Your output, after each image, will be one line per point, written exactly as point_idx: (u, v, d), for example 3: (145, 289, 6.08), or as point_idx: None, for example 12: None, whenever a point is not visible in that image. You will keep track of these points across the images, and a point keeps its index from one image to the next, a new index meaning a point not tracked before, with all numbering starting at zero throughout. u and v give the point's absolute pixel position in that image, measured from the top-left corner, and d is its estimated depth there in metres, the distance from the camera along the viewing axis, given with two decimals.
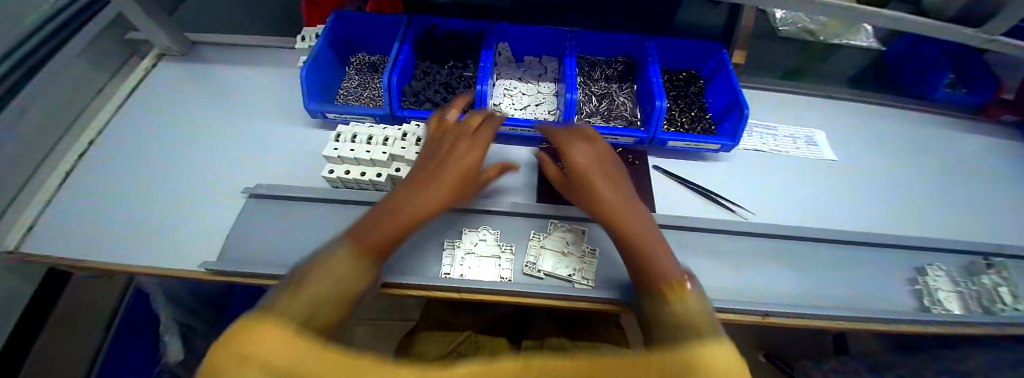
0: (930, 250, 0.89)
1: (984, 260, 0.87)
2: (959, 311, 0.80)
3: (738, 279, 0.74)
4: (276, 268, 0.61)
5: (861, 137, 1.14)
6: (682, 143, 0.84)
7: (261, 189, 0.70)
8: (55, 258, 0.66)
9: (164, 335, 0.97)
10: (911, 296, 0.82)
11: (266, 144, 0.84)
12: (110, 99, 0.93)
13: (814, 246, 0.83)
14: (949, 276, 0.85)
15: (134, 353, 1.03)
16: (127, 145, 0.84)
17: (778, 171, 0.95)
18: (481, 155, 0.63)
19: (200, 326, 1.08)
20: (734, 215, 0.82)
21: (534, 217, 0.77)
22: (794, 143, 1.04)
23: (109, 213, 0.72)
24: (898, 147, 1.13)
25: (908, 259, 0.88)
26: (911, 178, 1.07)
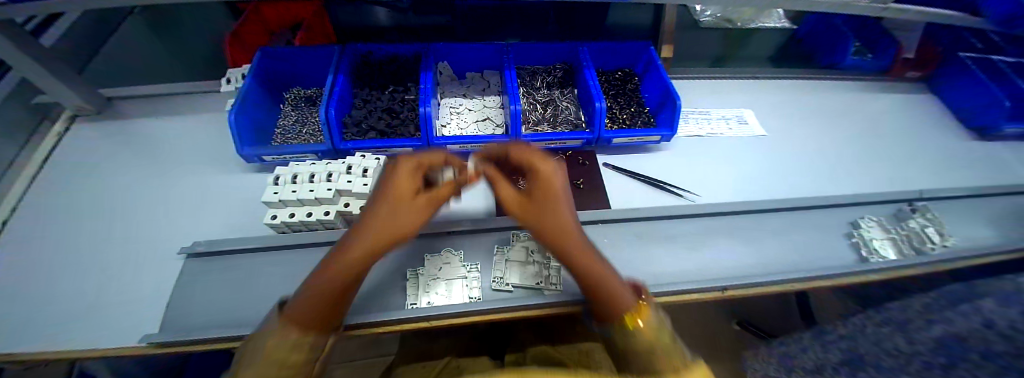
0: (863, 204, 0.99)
1: (908, 206, 0.98)
2: (894, 256, 0.89)
3: (696, 259, 0.78)
4: (231, 329, 0.57)
5: (789, 110, 1.25)
6: (626, 138, 0.87)
7: (201, 247, 0.66)
8: None
9: None
10: (851, 250, 0.91)
11: (198, 199, 0.78)
12: (18, 172, 0.82)
13: (757, 216, 0.89)
14: (881, 225, 0.94)
15: None
16: (42, 223, 0.74)
17: (720, 152, 1.02)
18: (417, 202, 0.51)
19: None
20: (682, 199, 0.86)
21: (496, 231, 0.78)
22: (727, 124, 1.12)
23: (3, 305, 0.61)
24: (818, 116, 1.26)
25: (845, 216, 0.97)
26: (839, 141, 1.18)
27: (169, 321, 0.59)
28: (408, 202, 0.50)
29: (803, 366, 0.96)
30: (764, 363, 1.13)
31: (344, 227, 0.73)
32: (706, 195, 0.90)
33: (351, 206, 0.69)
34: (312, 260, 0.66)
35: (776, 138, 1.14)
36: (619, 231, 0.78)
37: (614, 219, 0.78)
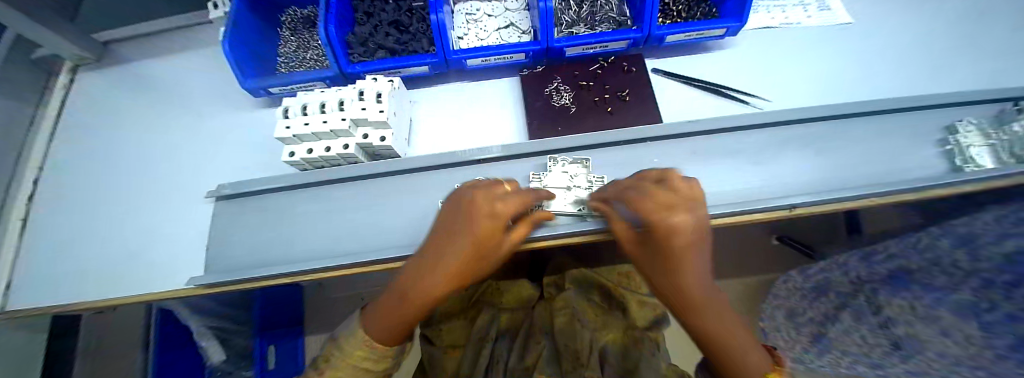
0: (1003, 100, 0.75)
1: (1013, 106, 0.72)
2: (991, 165, 0.67)
3: (760, 175, 0.68)
4: (276, 268, 0.58)
5: None
6: (683, 35, 0.71)
7: (227, 189, 0.63)
8: (58, 303, 0.63)
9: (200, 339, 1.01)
10: (939, 158, 0.72)
11: (213, 143, 0.74)
12: (41, 128, 0.81)
13: (841, 121, 0.74)
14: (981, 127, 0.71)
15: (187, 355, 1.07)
16: (78, 177, 0.75)
17: (795, 46, 0.84)
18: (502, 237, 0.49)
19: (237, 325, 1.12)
20: (748, 106, 0.72)
21: (529, 155, 0.65)
22: (806, 11, 0.91)
23: (80, 258, 0.67)
24: None
25: (982, 113, 0.74)
26: (969, 19, 0.89)
27: (215, 262, 0.61)
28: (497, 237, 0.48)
29: (834, 287, 0.94)
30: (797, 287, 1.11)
31: (367, 160, 0.68)
32: (775, 100, 0.76)
33: (370, 137, 0.62)
34: (341, 196, 0.63)
35: (868, 25, 0.90)
36: (674, 148, 0.67)
37: (668, 135, 0.67)
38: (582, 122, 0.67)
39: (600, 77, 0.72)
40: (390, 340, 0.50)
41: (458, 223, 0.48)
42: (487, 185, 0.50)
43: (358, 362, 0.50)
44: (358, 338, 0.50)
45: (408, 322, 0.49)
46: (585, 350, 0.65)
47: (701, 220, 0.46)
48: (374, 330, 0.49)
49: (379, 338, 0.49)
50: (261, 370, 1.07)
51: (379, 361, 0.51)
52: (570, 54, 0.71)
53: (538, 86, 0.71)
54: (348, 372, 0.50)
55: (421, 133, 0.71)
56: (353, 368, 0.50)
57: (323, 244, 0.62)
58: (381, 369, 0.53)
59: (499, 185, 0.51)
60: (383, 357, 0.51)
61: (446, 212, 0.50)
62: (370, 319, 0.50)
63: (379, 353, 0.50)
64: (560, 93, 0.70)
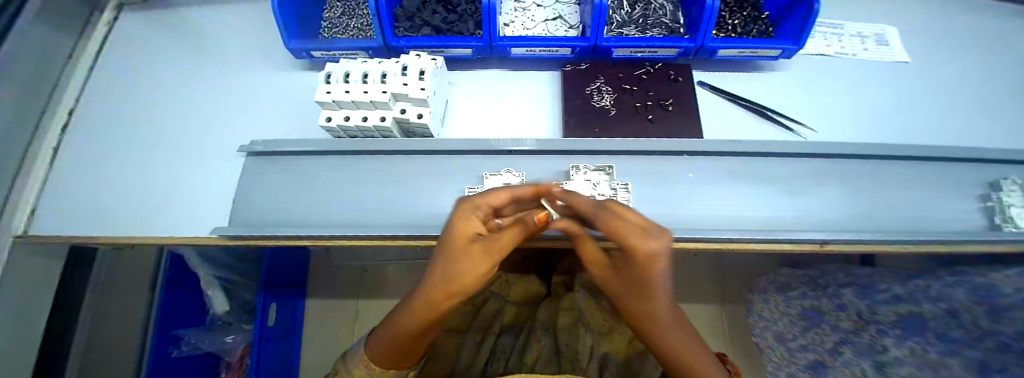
0: None
1: None
2: None
3: (794, 205, 0.66)
4: (296, 230, 0.59)
5: (957, 30, 0.94)
6: (736, 51, 0.68)
7: (258, 146, 0.63)
8: (84, 236, 0.65)
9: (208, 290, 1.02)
10: (980, 214, 0.70)
11: (249, 98, 0.74)
12: (81, 59, 0.81)
13: (888, 162, 0.71)
14: None
15: (191, 300, 1.08)
16: (113, 116, 0.76)
17: (846, 79, 0.82)
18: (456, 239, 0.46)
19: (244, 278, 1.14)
20: (792, 133, 0.70)
21: (562, 154, 0.64)
22: (863, 43, 0.89)
23: (107, 194, 0.68)
24: (1002, 38, 0.93)
25: None
26: None
27: (239, 216, 0.62)
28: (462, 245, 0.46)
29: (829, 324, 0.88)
30: (783, 308, 1.04)
31: (400, 136, 0.67)
32: (820, 130, 0.74)
33: (407, 113, 0.61)
34: (370, 167, 0.63)
35: (922, 68, 0.87)
36: (711, 164, 0.65)
37: (708, 152, 0.64)
38: (620, 126, 0.65)
39: (645, 83, 0.70)
40: (389, 361, 0.51)
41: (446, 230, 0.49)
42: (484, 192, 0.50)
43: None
44: (359, 357, 0.53)
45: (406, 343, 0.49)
46: (585, 354, 0.67)
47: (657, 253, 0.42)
48: (375, 349, 0.51)
49: (378, 358, 0.51)
50: (261, 323, 0.97)
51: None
52: (616, 55, 0.69)
53: (579, 83, 0.69)
54: None
55: (453, 117, 0.70)
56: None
57: (347, 214, 0.61)
58: None
59: (497, 190, 0.50)
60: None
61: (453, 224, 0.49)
62: (378, 341, 0.50)
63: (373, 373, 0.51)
64: (601, 94, 0.68)
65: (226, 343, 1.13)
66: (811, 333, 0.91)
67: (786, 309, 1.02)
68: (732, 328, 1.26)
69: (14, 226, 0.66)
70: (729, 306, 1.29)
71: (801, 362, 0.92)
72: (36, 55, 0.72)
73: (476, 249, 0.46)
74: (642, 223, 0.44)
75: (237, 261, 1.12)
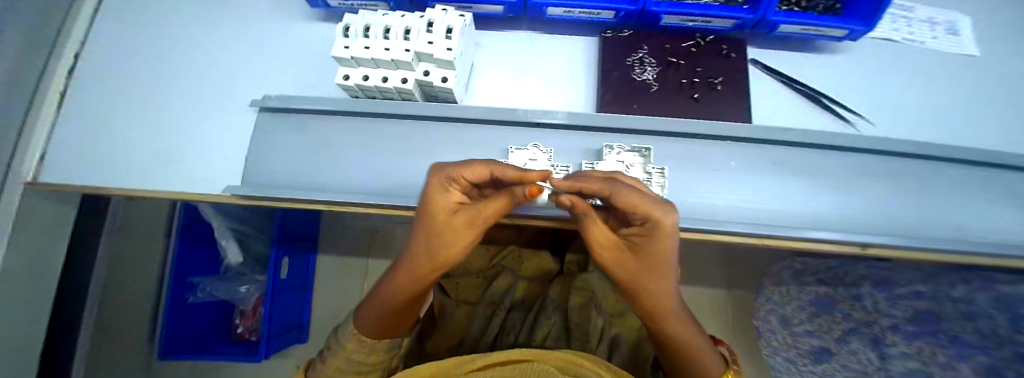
0: None
1: None
2: None
3: (838, 203, 0.62)
4: (310, 193, 0.56)
5: None
6: (799, 27, 0.61)
7: (271, 102, 0.59)
8: (95, 186, 0.63)
9: (222, 240, 1.03)
10: None
11: (262, 49, 0.69)
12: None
13: (950, 165, 0.65)
14: None
15: (203, 251, 1.10)
16: (120, 60, 0.72)
17: (910, 69, 0.74)
18: (443, 215, 0.41)
19: (256, 232, 1.14)
20: (846, 125, 0.65)
21: (595, 131, 0.59)
22: (932, 30, 0.80)
23: (116, 142, 0.65)
24: None
25: None
26: None
27: (251, 174, 0.60)
28: (450, 220, 0.41)
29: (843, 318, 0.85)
30: (794, 294, 1.00)
31: (422, 100, 0.63)
32: (876, 123, 0.67)
33: (431, 76, 0.57)
34: (389, 131, 0.59)
35: (995, 62, 0.78)
36: (755, 153, 0.60)
37: (755, 139, 0.59)
38: (661, 105, 0.60)
39: (693, 57, 0.63)
40: (382, 329, 0.53)
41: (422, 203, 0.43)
42: (463, 160, 0.42)
43: (350, 355, 0.53)
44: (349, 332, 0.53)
45: (398, 310, 0.51)
46: (595, 334, 0.67)
47: (665, 241, 0.39)
48: (364, 323, 0.52)
49: (368, 332, 0.52)
50: (274, 277, 0.98)
51: (374, 355, 0.54)
52: (663, 24, 0.62)
53: (619, 54, 0.63)
54: (345, 364, 0.53)
55: (479, 82, 0.65)
56: (346, 361, 0.53)
57: (364, 180, 0.58)
58: (376, 361, 0.55)
59: (478, 163, 0.41)
60: (376, 348, 0.54)
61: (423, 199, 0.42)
62: (365, 315, 0.52)
63: (369, 346, 0.53)
64: (644, 66, 0.63)
65: (241, 292, 1.15)
66: (817, 319, 0.91)
67: (797, 294, 0.98)
68: (737, 311, 1.26)
69: (24, 171, 0.63)
70: (736, 290, 1.27)
71: (800, 348, 0.96)
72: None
73: (466, 223, 0.43)
74: (651, 201, 0.38)
75: (249, 221, 1.11)
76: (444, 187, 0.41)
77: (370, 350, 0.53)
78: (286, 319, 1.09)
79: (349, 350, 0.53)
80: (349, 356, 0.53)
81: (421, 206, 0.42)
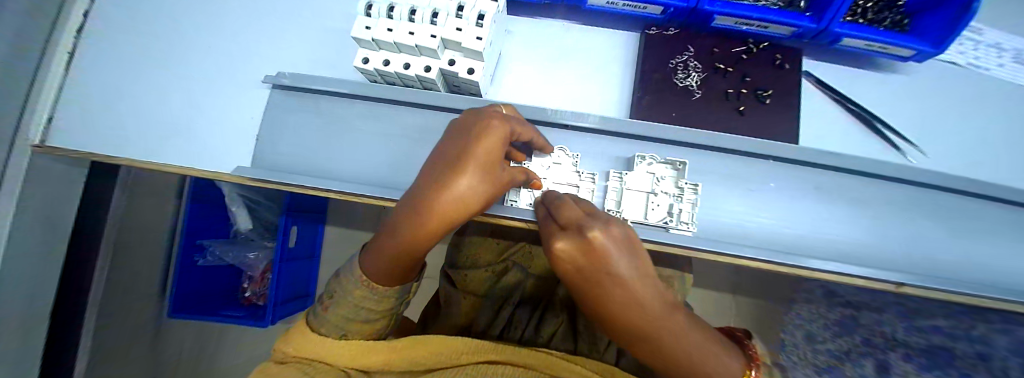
0: None
1: None
2: None
3: (876, 236, 0.58)
4: (320, 181, 0.54)
5: None
6: (865, 42, 0.55)
7: (285, 80, 0.55)
8: (102, 154, 0.61)
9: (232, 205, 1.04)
10: None
11: (277, 18, 0.65)
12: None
13: (1005, 207, 0.60)
14: None
15: (214, 213, 1.11)
16: (129, 20, 0.68)
17: (970, 96, 0.68)
18: (483, 163, 0.37)
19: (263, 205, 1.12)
20: (895, 154, 0.60)
21: (626, 138, 0.56)
22: (1002, 55, 0.72)
23: (125, 108, 0.63)
24: None
25: None
26: None
27: (261, 155, 0.57)
28: (493, 173, 0.38)
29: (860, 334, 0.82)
30: (821, 310, 0.91)
31: (444, 91, 0.59)
32: (928, 154, 0.62)
33: (457, 66, 0.53)
34: (406, 121, 0.56)
35: None
36: (794, 177, 0.55)
37: (797, 162, 0.55)
38: (701, 116, 0.56)
39: (741, 65, 0.58)
40: (387, 279, 0.45)
41: (451, 149, 0.39)
42: (502, 114, 0.40)
43: (363, 303, 0.45)
44: (358, 275, 0.45)
45: (405, 262, 0.42)
46: (603, 339, 0.66)
47: (578, 250, 0.31)
48: (371, 268, 0.44)
49: (379, 278, 0.44)
50: (283, 245, 0.97)
51: (384, 300, 0.46)
52: (714, 25, 0.57)
53: (661, 56, 0.58)
54: (349, 310, 0.45)
55: (507, 75, 0.60)
56: (353, 308, 0.45)
57: (377, 170, 0.55)
58: (384, 309, 0.47)
59: (525, 127, 0.44)
60: (386, 296, 0.46)
61: (450, 145, 0.40)
62: (373, 263, 0.44)
63: (379, 294, 0.45)
64: (687, 70, 0.58)
65: (249, 259, 1.14)
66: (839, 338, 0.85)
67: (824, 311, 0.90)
68: (741, 319, 1.17)
69: (32, 134, 0.61)
70: (739, 296, 1.19)
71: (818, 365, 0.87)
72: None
73: (501, 176, 0.39)
74: (569, 218, 0.35)
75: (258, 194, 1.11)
76: (492, 133, 0.38)
77: (381, 299, 0.46)
78: (291, 290, 1.09)
79: (361, 297, 0.45)
80: (355, 308, 0.45)
81: (459, 152, 0.37)
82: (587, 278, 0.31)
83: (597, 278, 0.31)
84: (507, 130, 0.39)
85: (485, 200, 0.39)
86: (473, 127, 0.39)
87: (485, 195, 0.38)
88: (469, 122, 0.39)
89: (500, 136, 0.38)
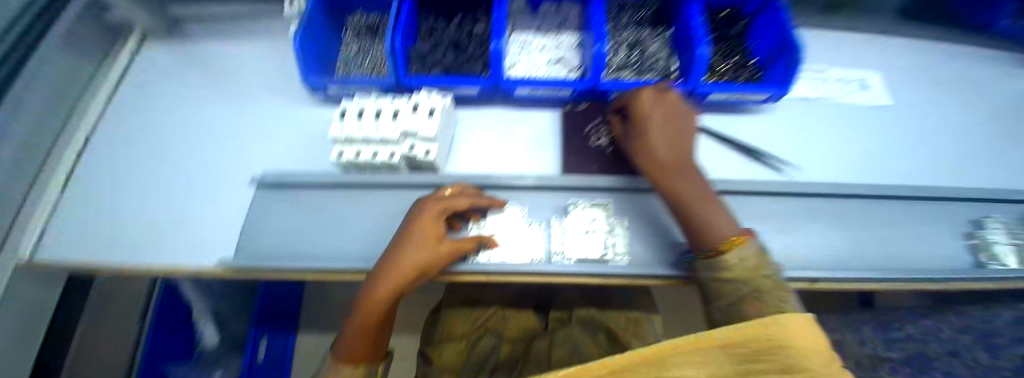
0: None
1: None
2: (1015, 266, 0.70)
3: (786, 242, 0.68)
4: (298, 262, 0.60)
5: (923, 78, 1.01)
6: (725, 95, 0.72)
7: (270, 178, 0.66)
8: (86, 263, 0.65)
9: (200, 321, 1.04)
10: (965, 253, 0.74)
11: (263, 127, 0.78)
12: (92, 104, 0.81)
13: (878, 203, 0.73)
14: (1009, 227, 0.74)
15: (179, 332, 1.02)
16: (127, 143, 0.78)
17: (829, 121, 0.86)
18: (422, 241, 0.50)
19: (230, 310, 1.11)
20: (781, 174, 0.74)
21: (563, 191, 0.67)
22: (844, 87, 0.94)
23: (116, 217, 0.69)
24: (963, 88, 1.00)
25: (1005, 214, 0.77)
26: (979, 124, 0.93)
27: (244, 247, 0.64)
28: (432, 248, 0.50)
29: None
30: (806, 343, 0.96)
31: (407, 171, 0.70)
32: (807, 171, 0.77)
33: (416, 149, 0.64)
34: (376, 200, 0.66)
35: (897, 112, 0.92)
36: None
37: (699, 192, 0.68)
38: (618, 166, 0.69)
39: None
40: (358, 354, 0.50)
41: (400, 233, 0.52)
42: (441, 198, 0.55)
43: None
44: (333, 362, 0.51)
45: (371, 336, 0.49)
46: None
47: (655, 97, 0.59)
48: (342, 349, 0.50)
49: (349, 355, 0.50)
50: (250, 359, 0.98)
51: None
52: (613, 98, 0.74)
53: (580, 125, 0.74)
54: None
55: (460, 152, 0.73)
56: None
57: (351, 245, 0.63)
58: None
59: (461, 197, 0.56)
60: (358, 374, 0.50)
61: (401, 228, 0.53)
62: (345, 341, 0.50)
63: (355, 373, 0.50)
64: (600, 133, 0.73)
65: None
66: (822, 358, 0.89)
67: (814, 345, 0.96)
68: None
69: (21, 249, 0.65)
70: None
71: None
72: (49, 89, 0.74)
73: (441, 249, 0.51)
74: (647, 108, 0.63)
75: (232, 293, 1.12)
76: (427, 216, 0.52)
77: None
78: None
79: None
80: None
81: (406, 233, 0.51)
82: (658, 115, 0.58)
83: (672, 114, 0.58)
84: (439, 211, 0.53)
85: (427, 270, 0.50)
86: (417, 213, 0.53)
87: (426, 267, 0.50)
88: (416, 209, 0.54)
89: (434, 218, 0.52)
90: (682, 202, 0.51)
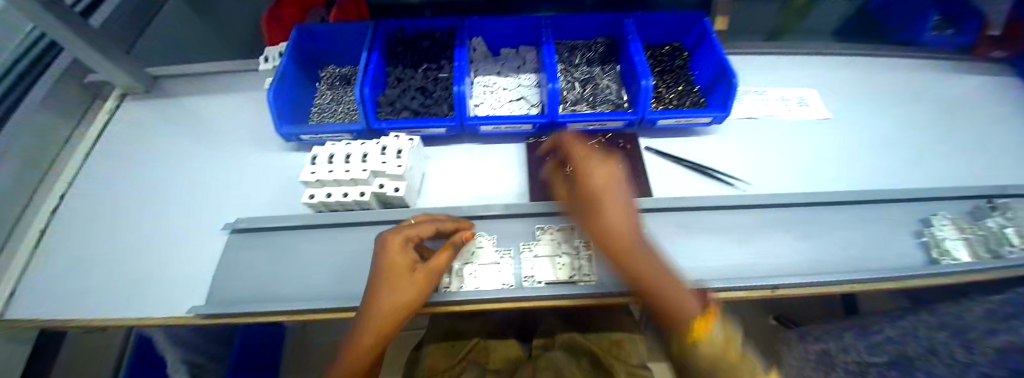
0: (974, 197, 0.82)
1: (986, 203, 0.79)
2: (966, 259, 0.71)
3: (746, 252, 0.71)
4: (269, 306, 0.60)
5: (857, 90, 1.10)
6: (671, 120, 0.79)
7: (243, 223, 0.68)
8: (53, 317, 0.64)
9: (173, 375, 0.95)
10: (918, 248, 0.75)
11: (241, 174, 0.81)
12: (70, 162, 0.84)
13: (827, 208, 0.78)
14: (954, 223, 0.75)
15: None
16: (104, 195, 0.80)
17: (773, 136, 0.93)
18: (394, 273, 0.51)
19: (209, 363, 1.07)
20: (733, 188, 0.80)
21: (528, 218, 0.71)
22: (785, 105, 1.02)
23: (88, 270, 0.69)
24: (895, 95, 1.09)
25: (955, 209, 0.79)
26: (913, 128, 1.01)
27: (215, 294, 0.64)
28: (407, 277, 0.51)
29: None
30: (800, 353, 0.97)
31: (379, 207, 0.73)
32: (757, 183, 0.83)
33: (385, 187, 0.67)
34: (349, 238, 0.68)
35: (836, 124, 1.00)
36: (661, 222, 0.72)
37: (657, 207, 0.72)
38: None
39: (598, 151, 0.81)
40: None
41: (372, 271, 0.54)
42: (408, 227, 0.57)
43: None
44: None
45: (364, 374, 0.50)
46: None
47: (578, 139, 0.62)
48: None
49: None
50: None
51: None
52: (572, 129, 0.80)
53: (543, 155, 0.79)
54: None
55: (431, 187, 0.76)
56: None
57: (322, 284, 0.63)
58: None
59: (424, 223, 0.59)
60: None
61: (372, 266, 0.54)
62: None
63: None
64: None
65: None
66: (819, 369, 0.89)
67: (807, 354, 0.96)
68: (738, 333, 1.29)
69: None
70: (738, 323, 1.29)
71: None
72: (19, 153, 0.78)
73: (417, 276, 0.52)
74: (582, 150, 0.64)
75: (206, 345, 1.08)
76: (395, 245, 0.54)
77: None
78: None
79: None
80: None
81: (378, 268, 0.52)
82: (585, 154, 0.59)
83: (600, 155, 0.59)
84: (405, 239, 0.55)
85: (409, 301, 0.51)
86: (382, 247, 0.54)
87: (402, 299, 0.50)
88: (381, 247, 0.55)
89: (400, 246, 0.54)
90: (622, 242, 0.46)
